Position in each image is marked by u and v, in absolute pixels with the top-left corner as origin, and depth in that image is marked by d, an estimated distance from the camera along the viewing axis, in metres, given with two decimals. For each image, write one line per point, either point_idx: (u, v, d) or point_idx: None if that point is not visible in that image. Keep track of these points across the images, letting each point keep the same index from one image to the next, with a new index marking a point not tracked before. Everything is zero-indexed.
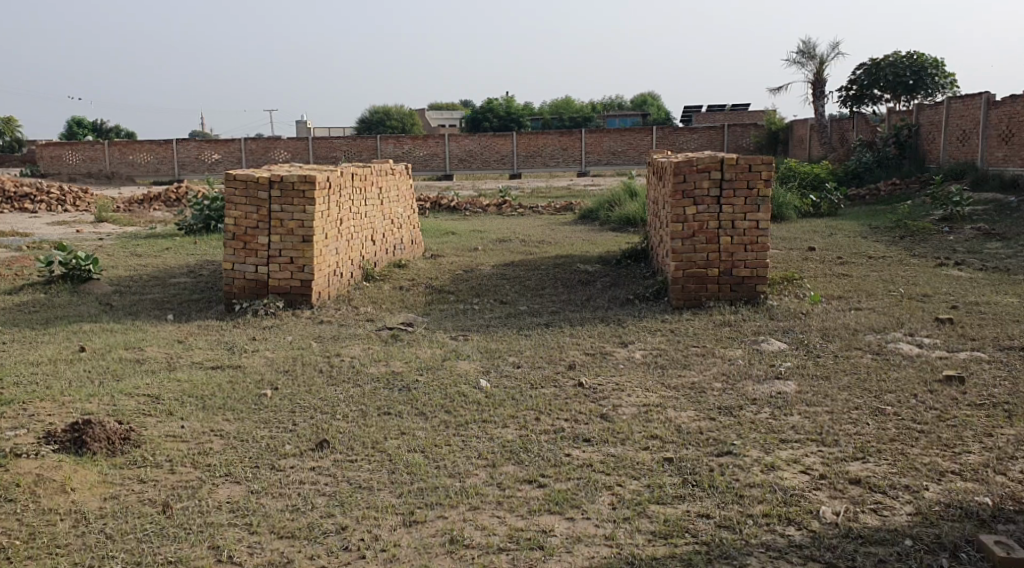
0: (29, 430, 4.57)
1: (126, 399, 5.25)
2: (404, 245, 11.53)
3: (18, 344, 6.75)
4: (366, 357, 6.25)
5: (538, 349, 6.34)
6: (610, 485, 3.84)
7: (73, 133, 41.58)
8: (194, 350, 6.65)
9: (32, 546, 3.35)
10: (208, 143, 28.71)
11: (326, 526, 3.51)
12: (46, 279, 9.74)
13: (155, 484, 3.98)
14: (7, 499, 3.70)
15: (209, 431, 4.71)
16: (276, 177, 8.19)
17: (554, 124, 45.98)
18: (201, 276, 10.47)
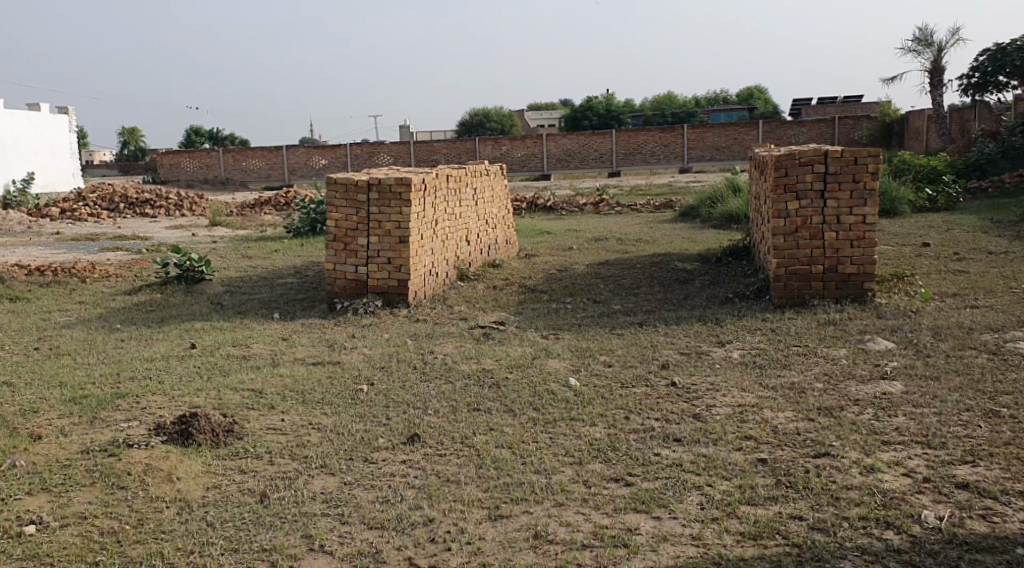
0: (142, 422, 4.82)
1: (231, 393, 5.49)
2: (499, 245, 11.63)
3: (136, 342, 7.14)
4: (459, 355, 6.33)
5: (631, 349, 6.28)
6: (700, 484, 3.76)
7: (191, 142, 43.67)
8: (297, 347, 6.88)
9: (140, 531, 3.53)
10: (315, 149, 29.66)
11: (414, 519, 3.57)
12: (163, 280, 10.27)
13: (255, 474, 4.14)
14: (120, 487, 3.91)
15: (308, 424, 4.86)
16: (374, 181, 8.38)
17: (656, 121, 45.38)
18: (306, 277, 10.83)
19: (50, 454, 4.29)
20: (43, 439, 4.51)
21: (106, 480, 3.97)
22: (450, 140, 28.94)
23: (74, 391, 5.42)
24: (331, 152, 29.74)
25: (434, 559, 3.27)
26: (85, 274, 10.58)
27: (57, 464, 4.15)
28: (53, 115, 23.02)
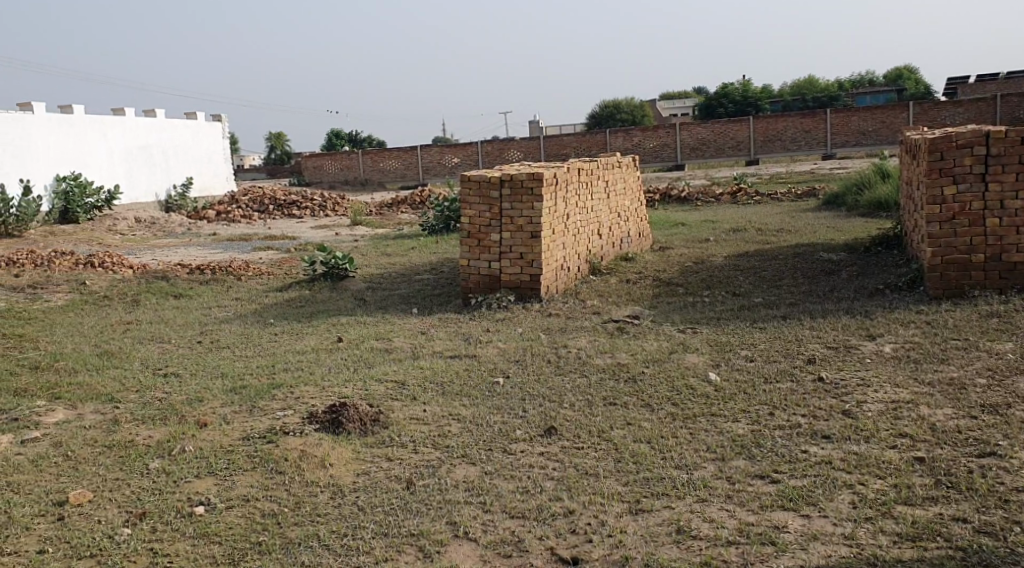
0: (296, 411, 5.09)
1: (376, 384, 5.70)
2: (632, 238, 11.53)
3: (288, 335, 7.52)
4: (593, 349, 6.32)
5: (773, 343, 6.10)
6: (851, 483, 3.61)
7: (332, 145, 45.47)
8: (435, 341, 7.05)
9: (297, 514, 3.72)
10: (448, 148, 30.30)
11: (554, 509, 3.59)
12: (310, 277, 10.77)
13: (401, 462, 4.29)
14: (278, 472, 4.14)
15: (448, 415, 4.99)
16: (506, 177, 8.48)
17: (796, 106, 43.67)
18: (442, 272, 11.10)
19: (215, 440, 4.58)
20: (209, 427, 4.82)
21: (265, 465, 4.21)
22: (579, 134, 28.92)
23: (235, 382, 5.78)
24: (464, 150, 30.32)
25: (577, 550, 3.28)
26: (239, 272, 11.22)
27: (222, 449, 4.44)
28: (209, 123, 24.54)
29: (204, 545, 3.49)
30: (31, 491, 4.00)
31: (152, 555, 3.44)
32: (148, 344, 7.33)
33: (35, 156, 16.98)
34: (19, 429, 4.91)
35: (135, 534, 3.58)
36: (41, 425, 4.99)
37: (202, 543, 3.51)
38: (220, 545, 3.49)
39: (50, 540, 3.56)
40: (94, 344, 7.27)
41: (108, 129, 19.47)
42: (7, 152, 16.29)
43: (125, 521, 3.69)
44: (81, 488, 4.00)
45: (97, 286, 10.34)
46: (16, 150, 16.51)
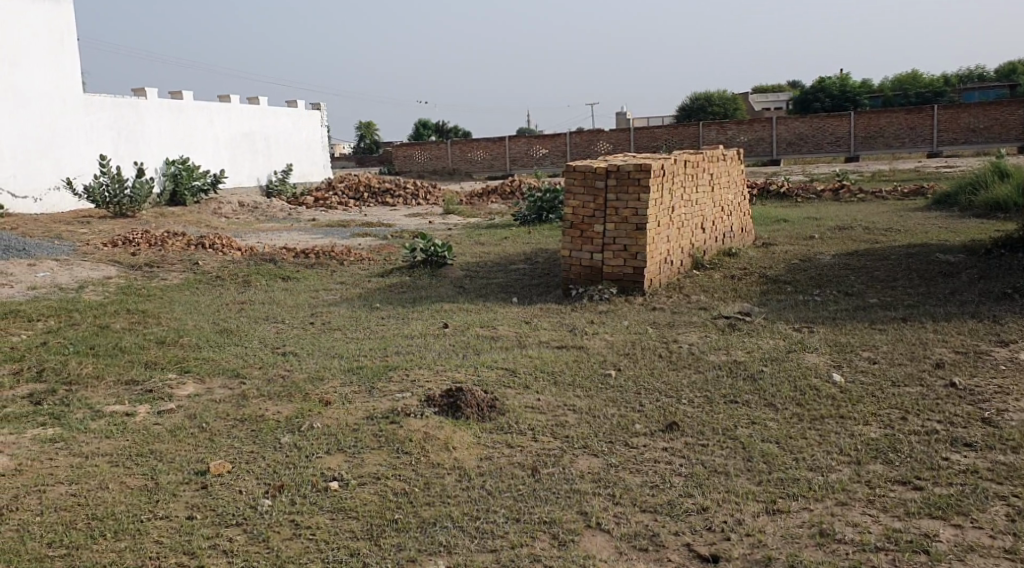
0: (413, 393, 5.17)
1: (487, 370, 5.74)
2: (734, 232, 11.28)
3: (394, 319, 7.65)
4: (705, 345, 6.21)
5: (897, 345, 5.87)
6: (1004, 494, 3.46)
7: (419, 136, 45.92)
8: (540, 330, 7.07)
9: (427, 493, 3.83)
10: (537, 138, 30.30)
11: (688, 505, 3.57)
12: (409, 264, 10.91)
13: (523, 449, 4.32)
14: (404, 452, 4.24)
15: (564, 405, 4.97)
16: (613, 167, 8.39)
17: (898, 101, 42.03)
18: (539, 263, 11.10)
19: (341, 417, 4.71)
20: (332, 404, 4.97)
21: (391, 445, 4.32)
22: (671, 126, 28.54)
23: (351, 362, 5.91)
24: (553, 141, 30.27)
25: (716, 548, 3.26)
26: (341, 257, 11.45)
27: (348, 427, 4.57)
28: (309, 111, 25.11)
29: (342, 520, 3.65)
30: (173, 459, 4.27)
31: (294, 526, 3.62)
32: (263, 323, 7.56)
33: (147, 141, 17.72)
34: (154, 400, 5.18)
35: (275, 506, 3.78)
36: (174, 397, 5.24)
37: (340, 518, 3.67)
38: (357, 520, 3.64)
39: (198, 507, 3.80)
40: (213, 322, 7.54)
41: (216, 115, 20.15)
42: (123, 136, 17.05)
43: (266, 493, 3.90)
44: (220, 458, 4.25)
45: (209, 267, 10.70)
46: (131, 134, 17.26)
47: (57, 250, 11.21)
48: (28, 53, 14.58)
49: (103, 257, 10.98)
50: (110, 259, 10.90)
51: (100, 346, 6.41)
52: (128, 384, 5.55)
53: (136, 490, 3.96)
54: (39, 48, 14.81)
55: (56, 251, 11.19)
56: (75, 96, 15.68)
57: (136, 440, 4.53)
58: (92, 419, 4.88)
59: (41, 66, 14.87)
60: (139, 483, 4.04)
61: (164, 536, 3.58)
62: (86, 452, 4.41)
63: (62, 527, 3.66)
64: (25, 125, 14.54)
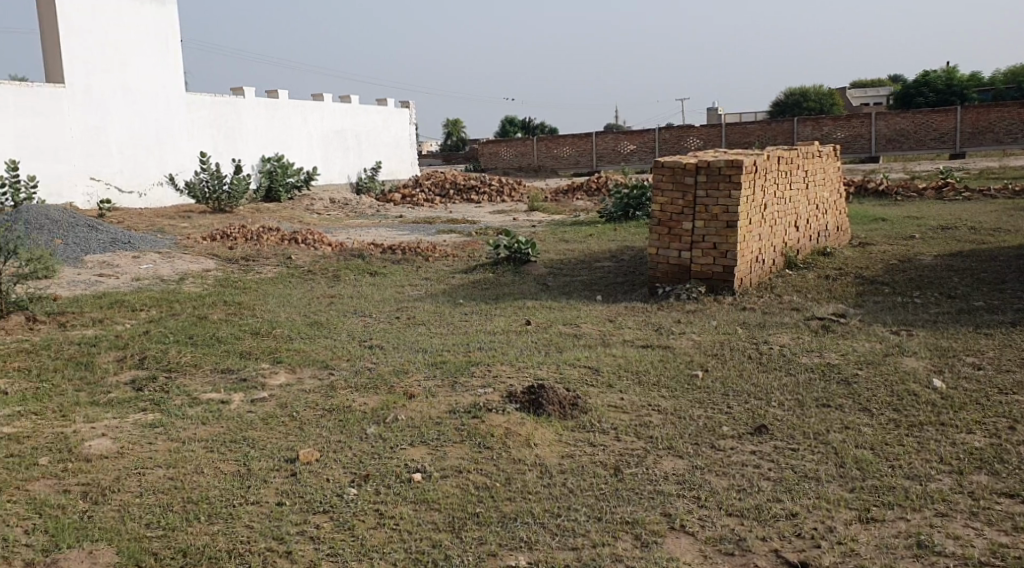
0: (495, 389, 5.19)
1: (570, 368, 5.71)
2: (829, 231, 10.92)
3: (479, 315, 7.70)
4: (797, 347, 6.02)
5: (1004, 351, 5.57)
6: None
7: (506, 132, 46.13)
8: (625, 329, 6.99)
9: (509, 490, 3.86)
10: (625, 135, 30.02)
11: (776, 510, 3.50)
12: (494, 260, 10.96)
13: (605, 448, 4.28)
14: (485, 447, 4.29)
15: (648, 405, 4.90)
16: (703, 164, 8.23)
17: (1009, 94, 39.98)
18: (625, 261, 10.98)
19: (424, 411, 4.78)
20: (416, 397, 5.04)
21: (472, 440, 4.37)
22: (764, 123, 27.87)
23: (435, 356, 5.98)
24: (640, 137, 29.90)
25: (805, 556, 3.19)
26: (427, 253, 11.59)
27: (431, 420, 4.64)
28: (398, 109, 25.47)
29: (426, 511, 3.73)
30: (265, 447, 4.42)
31: (378, 516, 3.71)
32: (351, 317, 7.72)
33: (244, 138, 18.32)
34: (248, 389, 5.34)
35: (360, 495, 3.87)
36: (266, 386, 5.40)
37: (424, 509, 3.75)
38: (440, 513, 3.72)
39: (287, 493, 3.93)
40: (303, 314, 7.74)
41: (310, 113, 20.67)
42: (222, 134, 17.67)
43: (351, 482, 4.01)
44: (309, 447, 4.38)
45: (301, 261, 10.99)
46: (230, 132, 17.88)
47: (159, 244, 11.71)
48: (136, 55, 15.25)
49: (202, 251, 11.40)
50: (208, 252, 11.32)
51: (198, 336, 6.65)
52: (224, 372, 5.75)
53: (229, 475, 4.11)
54: (146, 50, 15.47)
55: (158, 244, 11.68)
56: (177, 96, 16.32)
57: (230, 427, 4.69)
58: (190, 406, 5.07)
59: (147, 66, 15.53)
60: (232, 468, 4.19)
61: (255, 521, 3.70)
62: (184, 437, 4.60)
63: (159, 508, 3.81)
64: (131, 123, 15.23)
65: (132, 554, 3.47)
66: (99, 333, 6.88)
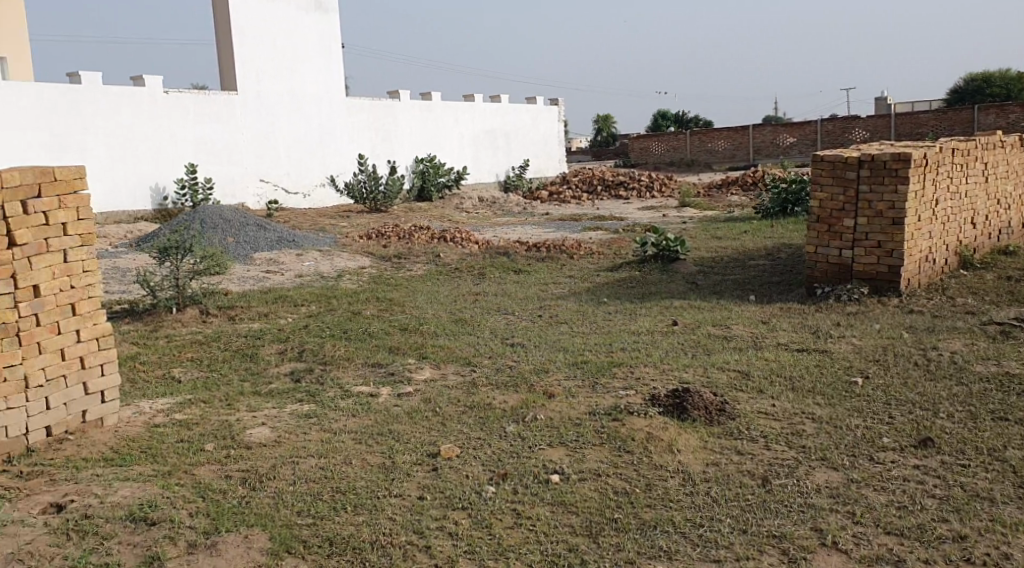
0: (638, 391, 5.09)
1: (718, 371, 5.50)
2: (1012, 228, 10.03)
3: (624, 315, 7.57)
4: (972, 354, 5.54)
5: None
6: None
7: (659, 127, 45.38)
8: (779, 331, 6.68)
9: (649, 496, 3.78)
10: (784, 127, 28.79)
11: (941, 532, 3.31)
12: (641, 258, 10.78)
13: (753, 457, 4.10)
14: (626, 451, 4.22)
15: (801, 413, 4.64)
16: (866, 157, 7.72)
17: None
18: (780, 259, 10.50)
19: (564, 412, 4.77)
20: (557, 397, 5.04)
21: (613, 443, 4.32)
22: (939, 111, 25.95)
23: (578, 356, 5.92)
24: (800, 129, 28.58)
25: None
26: (573, 250, 11.54)
27: (570, 421, 4.63)
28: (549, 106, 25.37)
29: (563, 514, 3.70)
30: (409, 441, 4.52)
31: (516, 516, 3.71)
32: (496, 314, 7.79)
33: (399, 140, 18.90)
34: (395, 383, 5.49)
35: (498, 494, 3.89)
36: (412, 380, 5.53)
37: (562, 512, 3.72)
38: (578, 516, 3.68)
39: (428, 488, 3.99)
40: (449, 311, 7.88)
41: (461, 114, 21.04)
42: (379, 136, 18.33)
43: (490, 480, 4.04)
44: (450, 443, 4.45)
45: (450, 259, 11.21)
46: (386, 134, 18.50)
47: (319, 242, 12.26)
48: (300, 62, 16.03)
49: (358, 249, 11.86)
50: (364, 250, 11.74)
51: (351, 331, 6.90)
52: (373, 366, 5.94)
53: (375, 468, 4.23)
54: (311, 58, 16.24)
55: (319, 242, 12.24)
56: (338, 101, 17.04)
57: (378, 420, 4.83)
58: (342, 398, 5.26)
59: (312, 73, 16.31)
60: (378, 460, 4.31)
61: (397, 514, 3.77)
62: (335, 428, 4.77)
63: (310, 497, 3.96)
64: (297, 128, 16.08)
65: (283, 540, 3.62)
66: (263, 326, 7.27)
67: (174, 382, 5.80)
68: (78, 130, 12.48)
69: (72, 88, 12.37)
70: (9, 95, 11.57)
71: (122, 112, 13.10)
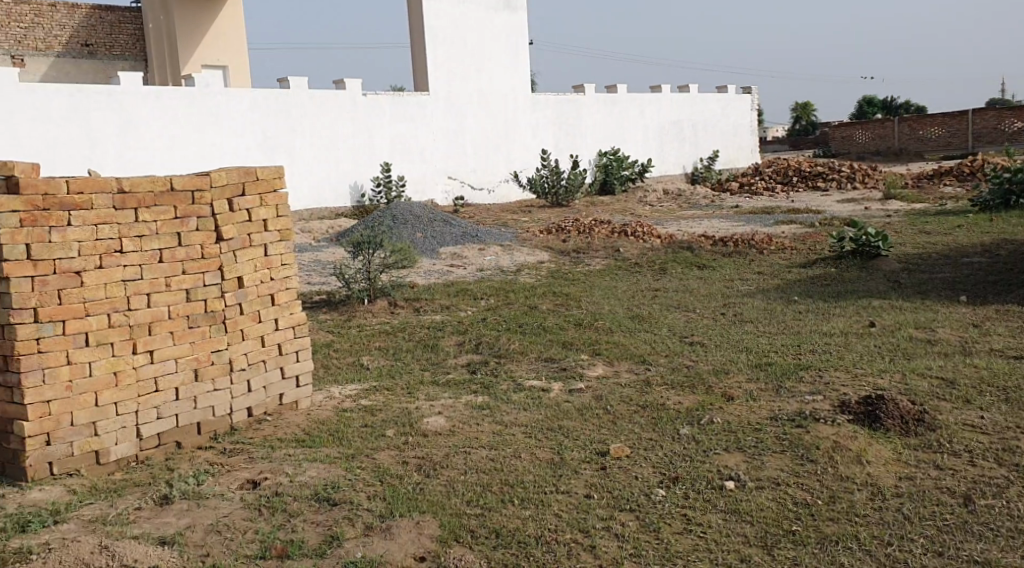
0: (825, 396, 4.78)
1: (918, 378, 5.05)
2: None
3: (814, 314, 7.14)
4: None
5: None
6: None
7: (864, 114, 42.56)
8: (992, 336, 6.05)
9: (832, 509, 3.56)
10: (1010, 111, 26.08)
11: None
12: (837, 254, 10.15)
13: (954, 473, 3.77)
14: (809, 460, 4.00)
15: (1014, 427, 4.19)
16: None
17: None
18: (998, 257, 9.53)
19: (742, 415, 4.60)
20: (736, 400, 4.86)
21: (795, 450, 4.10)
22: None
23: (760, 357, 5.65)
24: None
25: None
26: (762, 245, 11.05)
27: (750, 426, 4.46)
28: (740, 95, 23.40)
29: (736, 522, 3.54)
30: (580, 437, 4.49)
31: (685, 521, 3.59)
32: (676, 311, 7.59)
33: (584, 134, 18.82)
34: (568, 378, 5.48)
35: (669, 497, 3.79)
36: (585, 377, 5.50)
37: (734, 519, 3.56)
38: (752, 526, 3.51)
39: (596, 487, 3.94)
40: (629, 307, 7.76)
41: (646, 105, 20.34)
42: (564, 131, 18.36)
43: (661, 482, 3.94)
44: (621, 442, 4.38)
45: (631, 254, 11.06)
46: (570, 128, 18.47)
47: (502, 236, 12.48)
48: (488, 60, 16.35)
49: (540, 243, 11.96)
50: (546, 245, 11.83)
51: (528, 325, 6.96)
52: (548, 361, 5.95)
53: (545, 462, 4.22)
54: (499, 55, 16.54)
55: (502, 237, 12.46)
56: (524, 97, 17.21)
57: (549, 414, 4.84)
58: (515, 392, 5.31)
59: (500, 71, 16.61)
60: (547, 455, 4.31)
61: (564, 511, 3.74)
62: (507, 420, 4.81)
63: (480, 488, 4.01)
64: (484, 125, 16.47)
65: (452, 529, 3.67)
66: (444, 318, 7.50)
67: (361, 368, 6.10)
68: (286, 132, 13.44)
69: (284, 93, 13.37)
70: (227, 101, 12.65)
71: (324, 114, 13.94)
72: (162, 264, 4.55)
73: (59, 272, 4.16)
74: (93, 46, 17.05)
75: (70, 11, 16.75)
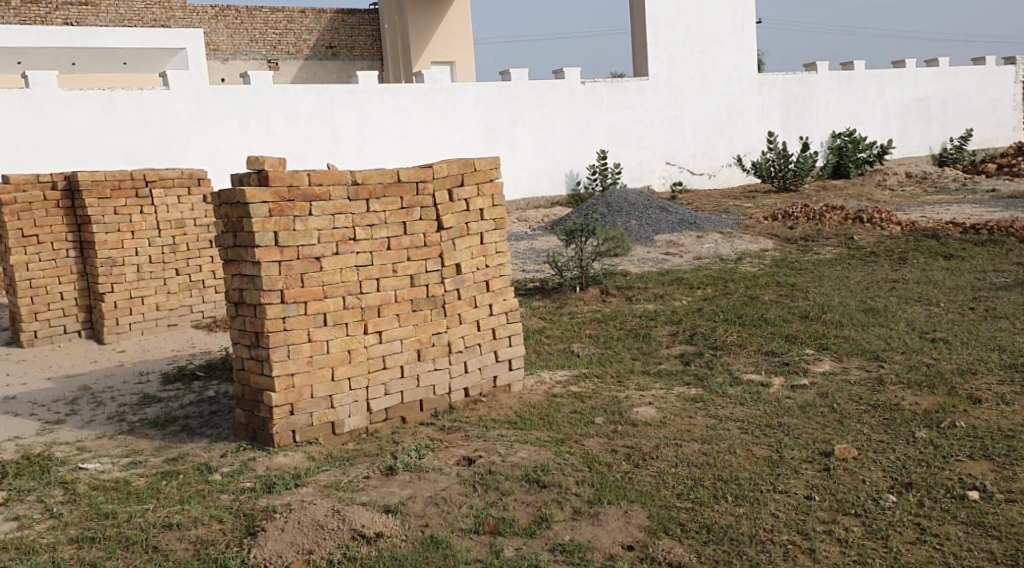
0: None
1: None
2: None
3: None
4: None
5: None
6: None
7: None
8: None
9: None
10: None
11: None
12: None
13: None
14: None
15: None
16: None
17: None
18: None
19: (991, 421, 4.17)
20: (984, 404, 4.40)
21: None
22: None
23: (1015, 358, 5.07)
24: None
25: None
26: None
27: (1000, 432, 4.04)
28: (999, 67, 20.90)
29: (979, 537, 3.23)
30: (800, 436, 4.25)
31: (919, 531, 3.30)
32: (915, 305, 6.98)
33: (815, 115, 17.70)
34: (790, 374, 5.21)
35: (900, 503, 3.50)
36: (809, 373, 5.19)
37: (977, 534, 3.25)
38: (999, 543, 3.19)
39: (817, 488, 3.71)
40: (860, 299, 7.25)
41: (886, 82, 18.74)
42: (793, 112, 17.39)
43: (891, 488, 3.64)
44: (846, 443, 4.10)
45: (866, 242, 10.30)
46: (801, 110, 17.46)
47: (723, 223, 12.09)
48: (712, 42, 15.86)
49: (764, 230, 11.46)
50: (770, 232, 11.31)
51: (748, 316, 6.69)
52: (767, 354, 5.69)
53: (762, 460, 4.04)
54: (724, 37, 15.98)
55: (722, 223, 12.06)
56: (750, 78, 16.50)
57: (768, 411, 4.62)
58: (731, 385, 5.12)
59: (725, 53, 16.07)
60: (764, 453, 4.11)
61: (781, 511, 3.56)
62: (721, 415, 4.66)
63: (691, 481, 3.91)
64: (706, 110, 16.03)
65: (661, 520, 3.60)
66: (658, 308, 7.39)
67: (573, 355, 6.15)
68: (508, 124, 13.83)
69: (505, 86, 13.72)
70: (454, 96, 13.20)
71: (544, 105, 14.17)
72: (390, 251, 4.83)
73: (301, 257, 4.52)
74: (336, 48, 18.45)
75: (317, 16, 18.18)
